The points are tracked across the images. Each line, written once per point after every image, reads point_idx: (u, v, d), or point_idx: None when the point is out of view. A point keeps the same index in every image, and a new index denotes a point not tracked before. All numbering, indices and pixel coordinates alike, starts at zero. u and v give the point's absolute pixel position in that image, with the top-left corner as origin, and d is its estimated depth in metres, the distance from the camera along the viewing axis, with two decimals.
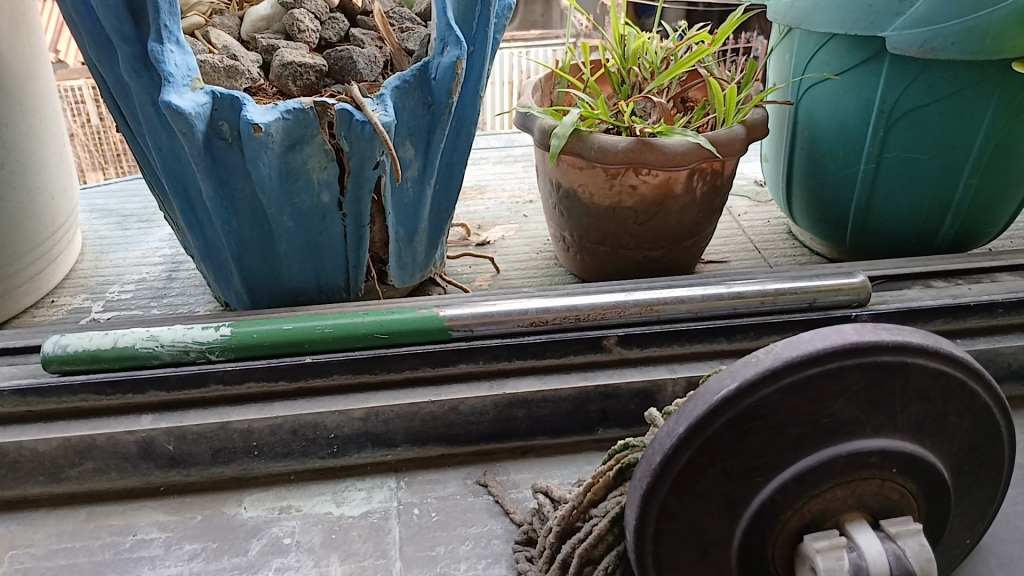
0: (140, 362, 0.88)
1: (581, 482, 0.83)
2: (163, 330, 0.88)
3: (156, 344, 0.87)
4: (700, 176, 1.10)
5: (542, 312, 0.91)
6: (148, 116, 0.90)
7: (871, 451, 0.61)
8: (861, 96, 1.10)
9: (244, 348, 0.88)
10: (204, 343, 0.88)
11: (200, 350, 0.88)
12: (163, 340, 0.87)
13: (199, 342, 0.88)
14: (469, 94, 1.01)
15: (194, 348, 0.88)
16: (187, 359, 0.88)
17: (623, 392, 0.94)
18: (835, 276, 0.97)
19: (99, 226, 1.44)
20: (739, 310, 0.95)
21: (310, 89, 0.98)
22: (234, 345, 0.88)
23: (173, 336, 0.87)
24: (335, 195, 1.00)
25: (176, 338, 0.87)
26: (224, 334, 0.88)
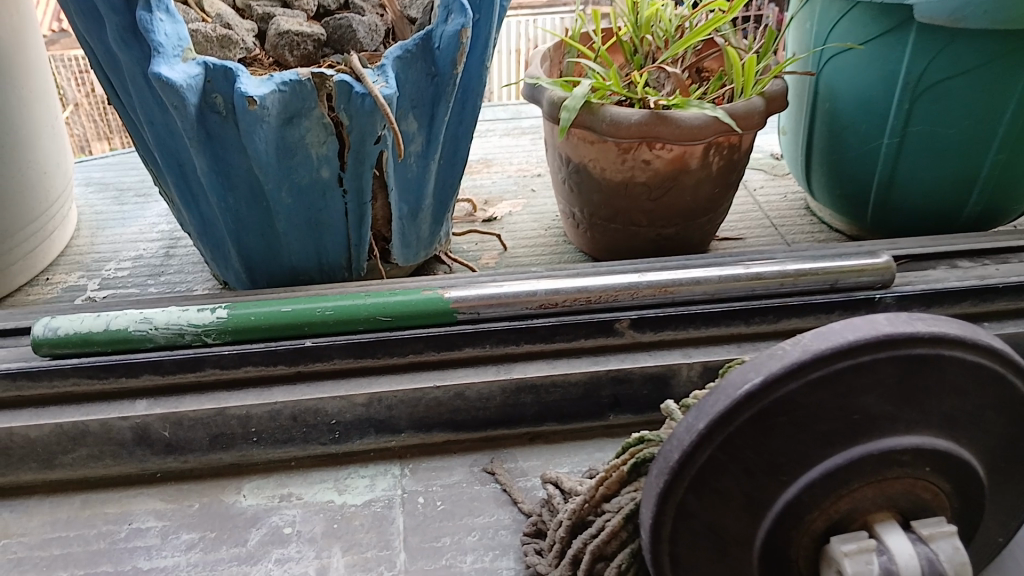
0: (133, 345, 0.85)
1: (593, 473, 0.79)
2: (158, 313, 0.85)
3: (150, 328, 0.84)
4: (717, 150, 1.05)
5: (552, 293, 0.88)
6: (140, 88, 0.86)
7: (904, 449, 0.58)
8: (886, 67, 1.05)
9: (242, 331, 0.85)
10: (200, 325, 0.84)
11: (197, 333, 0.85)
12: (158, 323, 0.84)
13: (195, 324, 0.84)
14: (474, 66, 0.97)
15: (190, 331, 0.84)
16: (182, 343, 0.85)
17: (636, 377, 0.90)
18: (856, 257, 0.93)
19: (96, 200, 1.40)
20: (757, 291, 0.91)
21: (308, 60, 0.93)
22: (233, 327, 0.84)
23: (168, 319, 0.84)
24: (335, 170, 0.95)
25: (171, 322, 0.84)
26: (222, 316, 0.85)
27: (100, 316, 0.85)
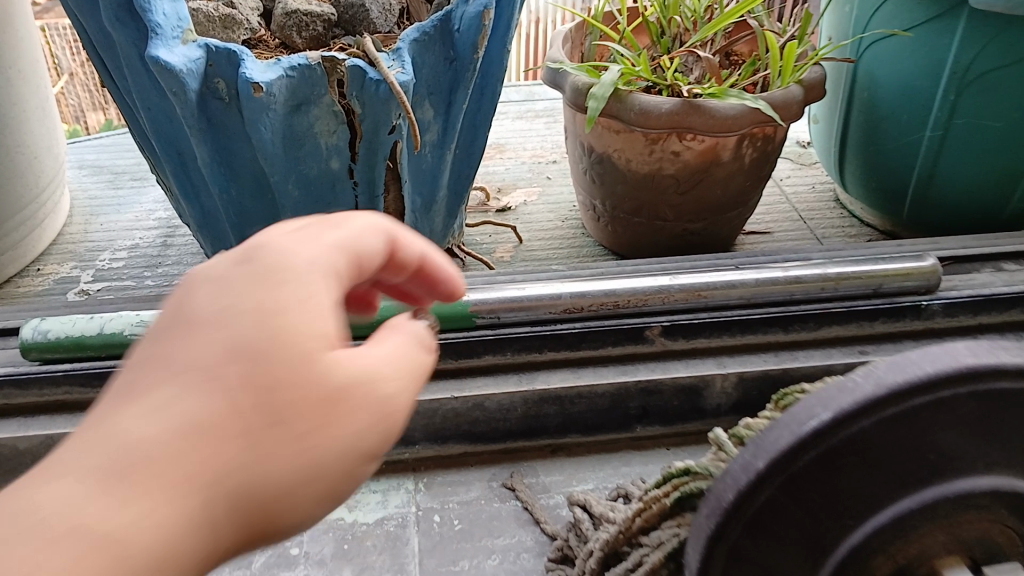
0: (130, 350, 0.78)
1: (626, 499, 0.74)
2: (158, 315, 0.79)
3: (149, 331, 0.78)
4: (751, 142, 0.99)
5: (576, 297, 0.81)
6: (136, 71, 0.79)
7: (982, 491, 0.53)
8: (933, 55, 0.98)
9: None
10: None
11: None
12: (158, 327, 0.78)
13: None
14: (495, 50, 0.90)
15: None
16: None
17: (666, 389, 0.84)
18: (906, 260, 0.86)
19: (89, 184, 1.33)
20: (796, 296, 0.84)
21: (317, 43, 0.87)
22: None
23: (168, 322, 0.78)
24: (345, 161, 0.89)
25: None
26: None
27: (93, 318, 0.79)
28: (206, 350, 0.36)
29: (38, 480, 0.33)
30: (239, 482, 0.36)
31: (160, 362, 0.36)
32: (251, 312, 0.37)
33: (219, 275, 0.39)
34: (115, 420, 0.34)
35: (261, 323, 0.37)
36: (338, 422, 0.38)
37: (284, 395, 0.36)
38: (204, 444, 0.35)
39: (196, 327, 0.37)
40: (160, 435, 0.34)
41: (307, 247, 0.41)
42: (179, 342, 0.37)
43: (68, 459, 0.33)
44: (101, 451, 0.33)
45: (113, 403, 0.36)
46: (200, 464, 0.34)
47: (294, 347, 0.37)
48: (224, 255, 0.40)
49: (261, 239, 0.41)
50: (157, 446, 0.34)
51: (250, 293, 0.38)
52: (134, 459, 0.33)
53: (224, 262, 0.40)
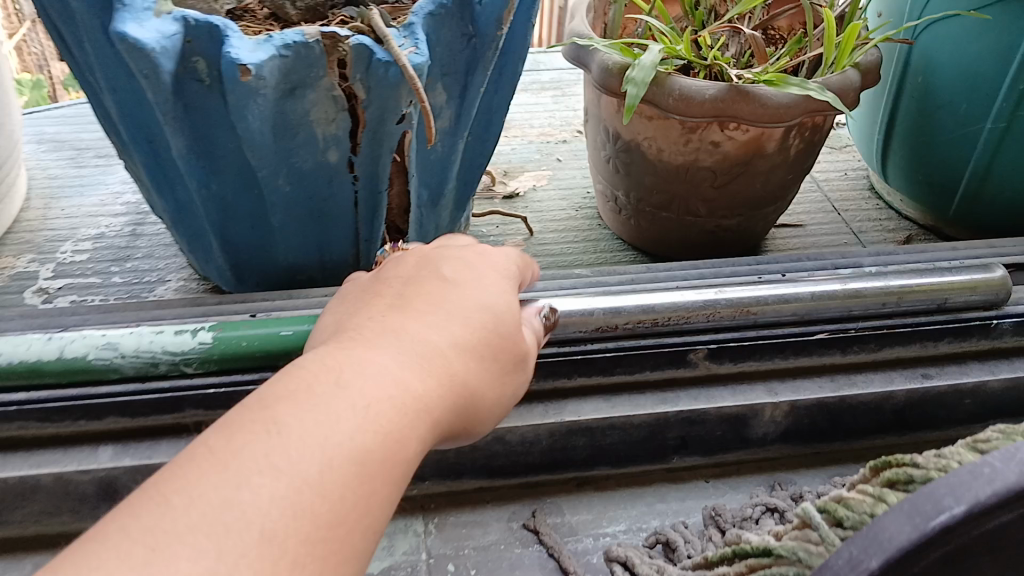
0: (95, 374, 0.66)
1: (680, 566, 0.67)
2: (125, 335, 0.66)
3: (117, 355, 0.65)
4: (799, 132, 0.88)
5: (614, 315, 0.69)
6: (99, 47, 0.67)
7: None
8: (1003, 40, 0.87)
9: (233, 358, 0.67)
10: (179, 353, 0.66)
11: (173, 362, 0.66)
12: (126, 350, 0.65)
13: (171, 351, 0.66)
14: (519, 26, 0.78)
15: (166, 360, 0.66)
16: (154, 371, 0.67)
17: (710, 418, 0.75)
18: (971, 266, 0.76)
19: (49, 161, 1.20)
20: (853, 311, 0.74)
21: (314, 14, 0.75)
22: (218, 356, 0.67)
23: (137, 346, 0.65)
24: (345, 153, 0.77)
25: (141, 348, 0.66)
26: (204, 343, 0.67)
27: (52, 336, 0.66)
28: (436, 305, 0.51)
29: (237, 436, 0.40)
30: (413, 437, 0.45)
31: (397, 306, 0.51)
32: (468, 287, 0.53)
33: (431, 261, 0.55)
34: (368, 340, 0.48)
35: (479, 296, 0.52)
36: (512, 360, 0.53)
37: (490, 347, 0.51)
38: (433, 381, 0.47)
39: (422, 286, 0.53)
40: (409, 367, 0.47)
41: (499, 252, 0.59)
42: (413, 290, 0.52)
43: (301, 389, 0.43)
44: (350, 379, 0.44)
45: (360, 330, 0.49)
46: (425, 394, 0.46)
47: (499, 312, 0.52)
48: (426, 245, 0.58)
49: (453, 242, 0.59)
50: (412, 376, 0.46)
51: (473, 275, 0.54)
52: (356, 411, 0.43)
53: (422, 255, 0.56)
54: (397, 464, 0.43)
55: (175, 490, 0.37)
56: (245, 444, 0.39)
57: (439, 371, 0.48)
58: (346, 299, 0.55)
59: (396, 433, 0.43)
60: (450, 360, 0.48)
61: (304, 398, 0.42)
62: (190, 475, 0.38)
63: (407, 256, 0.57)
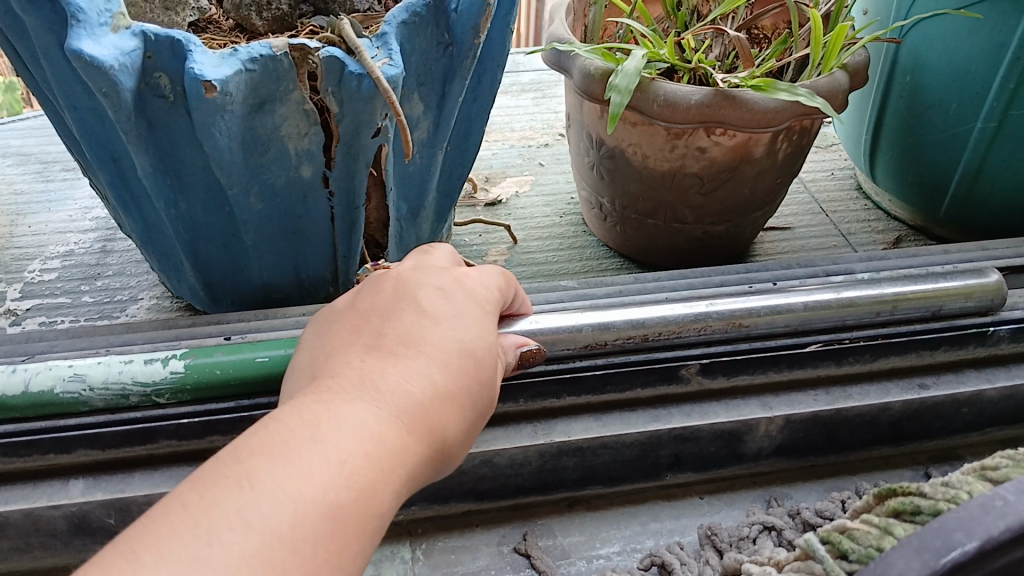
0: (63, 408, 0.61)
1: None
2: (93, 365, 0.61)
3: (85, 387, 0.61)
4: (787, 136, 0.86)
5: (601, 331, 0.65)
6: (55, 63, 0.63)
7: None
8: (993, 38, 0.85)
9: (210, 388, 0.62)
10: (149, 384, 0.61)
11: (144, 393, 0.61)
12: (94, 383, 0.61)
13: (141, 382, 0.61)
14: (496, 32, 0.75)
15: (136, 391, 0.61)
16: (127, 403, 0.62)
17: (704, 435, 0.72)
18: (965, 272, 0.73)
19: (15, 175, 1.16)
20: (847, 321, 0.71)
21: (282, 24, 0.71)
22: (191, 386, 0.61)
23: (104, 378, 0.60)
24: (319, 168, 0.74)
25: (109, 380, 0.61)
26: (176, 373, 0.61)
27: (17, 368, 0.62)
28: (415, 345, 0.47)
29: (204, 494, 0.37)
30: (388, 492, 0.42)
31: (375, 347, 0.47)
32: (451, 321, 0.49)
33: (411, 287, 0.51)
34: (344, 389, 0.44)
35: (462, 334, 0.48)
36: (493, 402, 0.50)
37: (473, 391, 0.48)
38: (411, 433, 0.44)
39: (401, 319, 0.49)
40: (386, 418, 0.44)
41: (482, 274, 0.55)
42: (392, 326, 0.48)
43: (271, 444, 0.40)
44: (322, 432, 0.41)
45: (336, 375, 0.46)
46: (402, 446, 0.43)
47: (482, 352, 0.49)
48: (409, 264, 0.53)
49: (434, 262, 0.54)
50: (389, 428, 0.43)
51: (456, 307, 0.50)
52: (330, 470, 0.40)
53: (400, 274, 0.52)
54: (371, 524, 0.40)
55: (138, 551, 0.34)
56: (213, 503, 0.36)
57: (417, 422, 0.44)
58: (321, 329, 0.52)
59: (371, 489, 0.41)
60: (431, 408, 0.45)
61: (274, 453, 0.39)
62: (155, 534, 0.35)
63: (384, 275, 0.53)
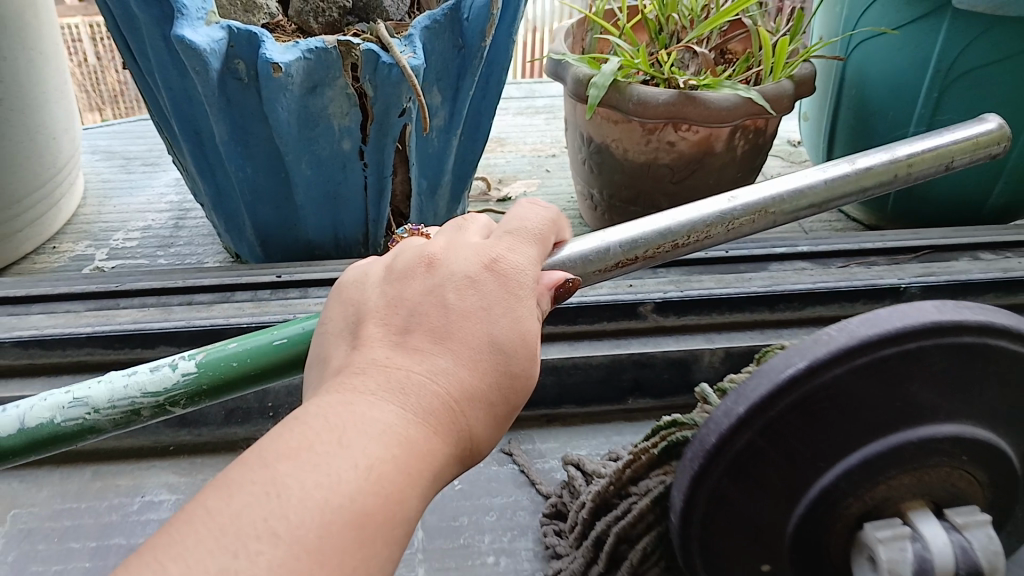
0: (58, 444, 0.46)
1: (616, 457, 0.79)
2: (91, 384, 0.46)
3: (89, 411, 0.45)
4: (743, 134, 1.04)
5: (631, 247, 0.53)
6: (158, 51, 0.83)
7: (943, 436, 0.58)
8: (917, 54, 1.03)
9: (230, 386, 0.47)
10: (161, 395, 0.45)
11: (156, 406, 0.46)
12: (98, 404, 0.45)
13: (152, 393, 0.45)
14: (501, 41, 0.94)
15: (147, 405, 0.46)
16: (137, 421, 0.47)
17: (658, 361, 0.89)
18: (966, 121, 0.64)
19: (102, 168, 1.38)
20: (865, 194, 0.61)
21: (332, 28, 0.92)
22: (212, 387, 0.46)
23: (107, 394, 0.45)
24: (356, 143, 0.93)
25: (115, 396, 0.45)
26: (191, 374, 0.46)
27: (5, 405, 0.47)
28: (443, 340, 0.44)
29: (233, 498, 0.36)
30: (417, 492, 0.40)
31: (400, 345, 0.44)
32: (479, 315, 0.44)
33: (436, 280, 0.46)
34: (370, 386, 0.42)
35: (494, 324, 0.44)
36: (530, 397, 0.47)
37: (508, 387, 0.45)
38: (438, 433, 0.42)
39: (429, 314, 0.45)
40: (412, 421, 0.41)
41: (514, 244, 0.49)
42: (419, 321, 0.45)
43: (298, 447, 0.38)
44: (350, 436, 0.40)
45: (361, 373, 0.43)
46: (430, 448, 0.41)
47: (516, 342, 0.45)
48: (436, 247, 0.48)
49: (466, 241, 0.49)
50: (415, 430, 0.41)
51: (484, 296, 0.45)
52: (355, 474, 0.38)
53: (430, 260, 0.47)
54: (399, 527, 0.39)
55: (165, 559, 0.33)
56: (238, 510, 0.35)
57: (445, 424, 0.42)
58: (346, 325, 0.46)
59: (399, 494, 0.39)
60: (458, 407, 0.43)
61: (301, 456, 0.38)
62: (185, 542, 0.34)
63: (413, 257, 0.48)
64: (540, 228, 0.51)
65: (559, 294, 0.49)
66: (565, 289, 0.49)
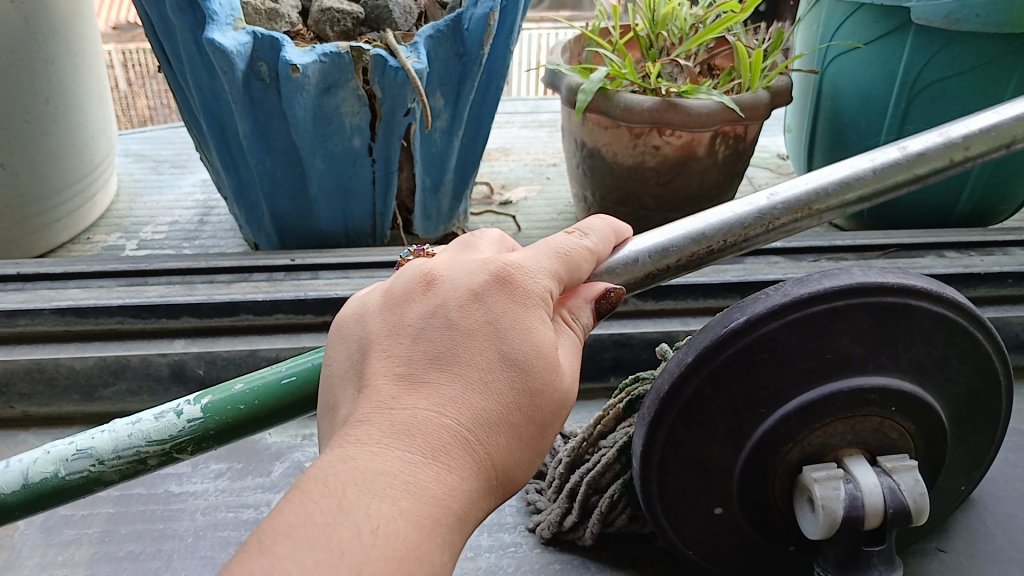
0: (68, 496, 0.49)
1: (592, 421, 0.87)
2: (96, 435, 0.48)
3: (93, 462, 0.48)
4: (723, 139, 1.12)
5: (661, 256, 0.54)
6: (191, 54, 0.93)
7: (873, 387, 0.65)
8: (886, 68, 1.11)
9: (237, 429, 0.49)
10: (167, 441, 0.48)
11: (163, 452, 0.49)
12: (103, 454, 0.48)
13: (158, 440, 0.48)
14: (499, 50, 1.04)
15: (154, 452, 0.48)
16: (145, 469, 0.50)
17: (637, 341, 0.97)
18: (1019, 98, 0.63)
19: (135, 169, 1.49)
20: (921, 181, 0.59)
21: (347, 36, 1.03)
22: (218, 430, 0.48)
23: (112, 444, 0.48)
24: (366, 139, 1.03)
25: (120, 446, 0.48)
26: (197, 419, 0.48)
27: (12, 458, 0.50)
28: (447, 368, 0.45)
29: None
30: (440, 537, 0.41)
31: (404, 381, 0.45)
32: (484, 333, 0.46)
33: (438, 298, 0.48)
34: (374, 435, 0.43)
35: (502, 339, 0.45)
36: (561, 415, 0.47)
37: (525, 406, 0.45)
38: (451, 470, 0.42)
39: (435, 339, 0.46)
40: (422, 463, 0.42)
41: (534, 255, 0.49)
42: (422, 350, 0.46)
43: (300, 524, 0.39)
44: (352, 498, 0.40)
45: (365, 422, 0.43)
46: (445, 489, 0.42)
47: (531, 357, 0.45)
48: (438, 273, 0.49)
49: (468, 258, 0.51)
50: (426, 471, 0.42)
51: (489, 310, 0.46)
52: (361, 540, 0.38)
53: (430, 279, 0.49)
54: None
55: None
56: None
57: (459, 457, 0.43)
58: (350, 362, 0.48)
59: (418, 546, 0.39)
60: (471, 436, 0.43)
61: (301, 534, 0.38)
62: None
63: (409, 279, 0.50)
64: (565, 244, 0.51)
65: (601, 309, 0.51)
66: (608, 301, 0.52)
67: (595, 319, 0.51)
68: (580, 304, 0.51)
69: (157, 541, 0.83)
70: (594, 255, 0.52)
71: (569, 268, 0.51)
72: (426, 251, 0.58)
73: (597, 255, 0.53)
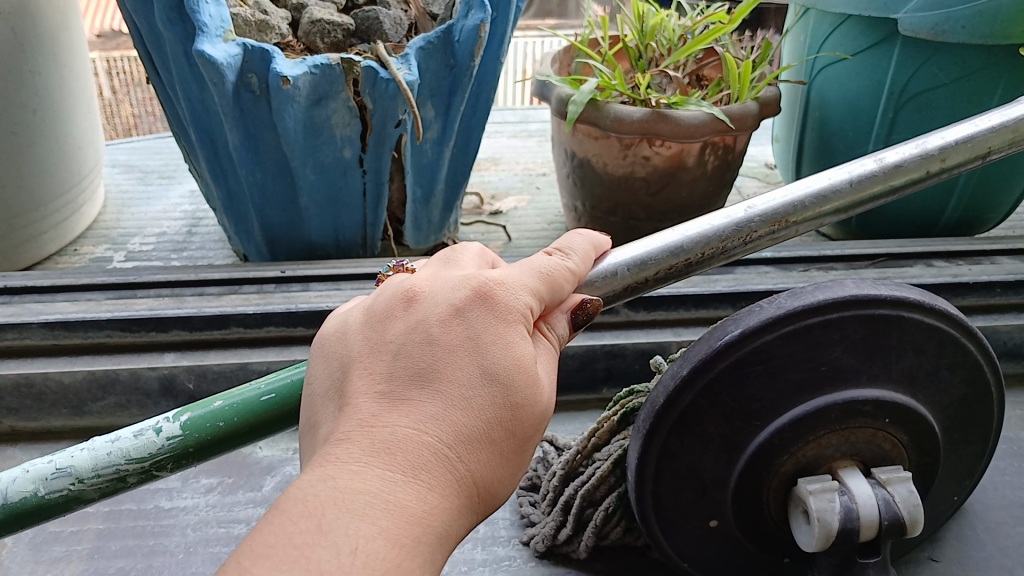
0: (49, 514, 0.48)
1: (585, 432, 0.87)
2: (76, 454, 0.48)
3: (73, 481, 0.47)
4: (712, 150, 1.13)
5: (640, 268, 0.54)
6: (181, 65, 0.93)
7: (866, 399, 0.65)
8: (873, 78, 1.12)
9: (216, 446, 0.48)
10: (145, 460, 0.47)
11: (142, 471, 0.47)
12: (82, 473, 0.47)
13: (137, 459, 0.47)
14: (490, 61, 1.04)
15: (134, 470, 0.47)
16: (125, 486, 0.48)
17: (629, 352, 0.97)
18: (996, 110, 0.64)
19: (122, 180, 1.48)
20: (897, 192, 0.60)
21: (337, 47, 1.03)
22: (197, 448, 0.47)
23: (91, 463, 0.47)
24: (356, 151, 1.02)
25: (99, 464, 0.47)
26: (176, 437, 0.47)
27: None
28: (428, 385, 0.45)
29: None
30: (423, 555, 0.40)
31: (385, 399, 0.45)
32: (465, 348, 0.45)
33: (419, 314, 0.47)
34: (354, 453, 0.42)
35: (483, 355, 0.45)
36: (541, 430, 0.48)
37: (506, 422, 0.45)
38: (433, 488, 0.42)
39: (416, 355, 0.46)
40: (403, 481, 0.42)
41: (516, 272, 0.49)
42: (403, 366, 0.46)
43: (279, 545, 0.38)
44: (331, 519, 0.40)
45: (345, 440, 0.43)
46: (426, 507, 0.42)
47: (511, 373, 0.46)
48: (419, 289, 0.49)
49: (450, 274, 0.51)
50: (407, 490, 0.42)
51: (470, 326, 0.46)
52: (341, 560, 0.38)
53: (410, 295, 0.49)
54: None
55: None
56: None
57: (440, 475, 0.43)
58: (331, 380, 0.47)
59: (400, 565, 0.39)
60: (452, 453, 0.43)
61: (281, 555, 0.38)
62: None
63: (390, 296, 0.49)
64: (547, 265, 0.51)
65: (577, 319, 0.51)
66: (584, 312, 0.52)
67: (571, 329, 0.51)
68: (557, 315, 0.51)
69: (148, 556, 0.83)
70: (576, 276, 0.52)
71: (550, 288, 0.50)
72: (406, 267, 0.58)
73: (578, 276, 0.52)
